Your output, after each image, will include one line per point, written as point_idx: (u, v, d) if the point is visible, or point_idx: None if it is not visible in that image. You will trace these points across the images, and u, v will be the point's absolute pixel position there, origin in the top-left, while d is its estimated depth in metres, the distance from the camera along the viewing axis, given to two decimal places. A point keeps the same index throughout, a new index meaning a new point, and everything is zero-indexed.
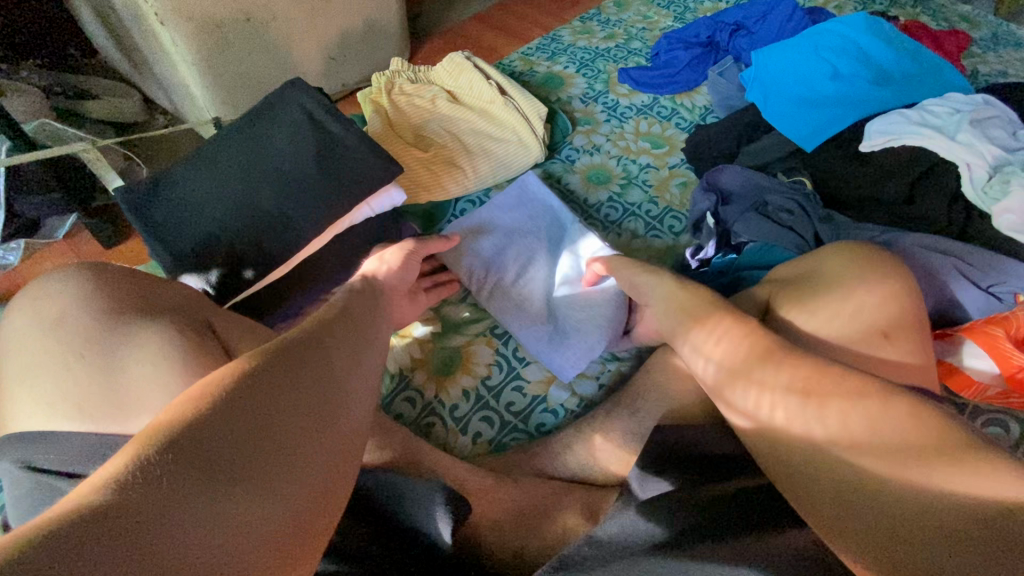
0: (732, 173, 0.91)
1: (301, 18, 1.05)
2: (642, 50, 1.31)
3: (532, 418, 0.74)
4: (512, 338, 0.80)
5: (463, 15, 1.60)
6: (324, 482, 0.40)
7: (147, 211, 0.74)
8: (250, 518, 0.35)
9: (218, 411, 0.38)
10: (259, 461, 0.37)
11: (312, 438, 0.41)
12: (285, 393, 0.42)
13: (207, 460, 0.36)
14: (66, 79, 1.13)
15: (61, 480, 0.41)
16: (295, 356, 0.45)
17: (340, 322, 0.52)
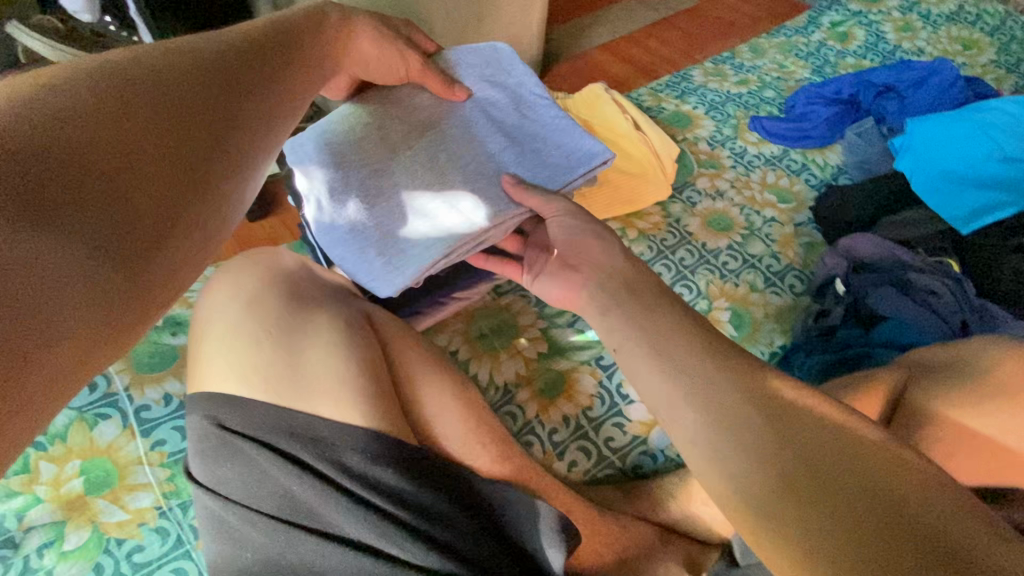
0: (871, 242, 0.87)
1: (455, 35, 1.12)
2: (775, 100, 1.28)
3: (629, 458, 0.74)
4: (617, 372, 0.80)
5: (592, 43, 1.63)
6: (187, 215, 0.40)
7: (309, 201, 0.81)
8: (95, 245, 0.34)
9: (65, 131, 0.35)
10: (106, 192, 0.35)
11: (178, 168, 0.40)
12: (147, 132, 0.39)
13: (43, 178, 0.33)
14: None
15: (245, 441, 0.48)
16: (149, 87, 0.41)
17: (184, 51, 0.47)
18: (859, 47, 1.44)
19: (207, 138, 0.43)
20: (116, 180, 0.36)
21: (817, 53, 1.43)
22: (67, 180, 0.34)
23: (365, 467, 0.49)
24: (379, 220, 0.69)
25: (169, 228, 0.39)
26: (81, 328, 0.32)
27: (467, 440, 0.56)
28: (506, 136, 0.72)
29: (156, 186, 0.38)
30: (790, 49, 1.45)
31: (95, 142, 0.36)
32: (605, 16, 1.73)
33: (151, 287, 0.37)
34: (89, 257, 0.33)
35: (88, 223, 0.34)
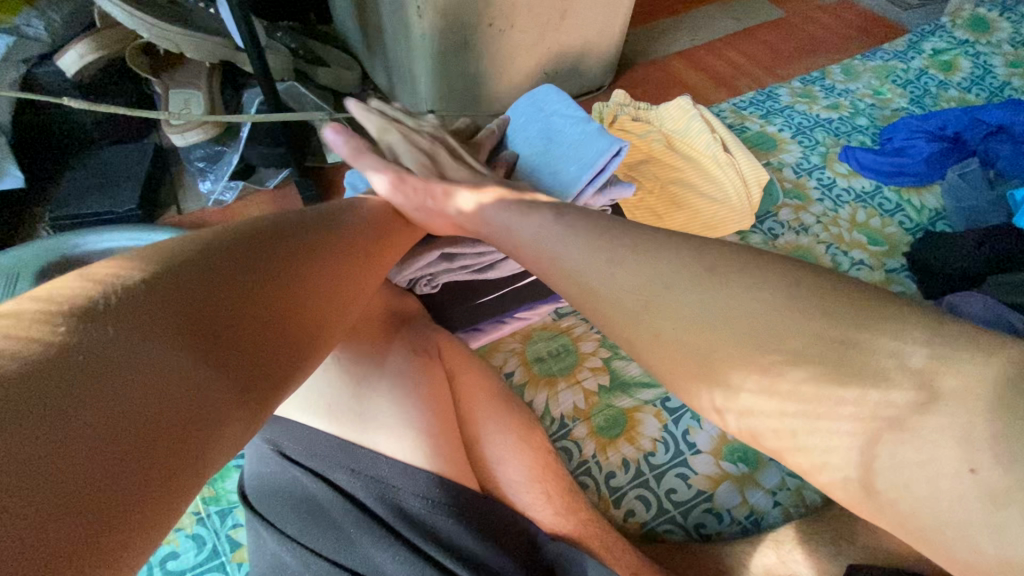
0: (980, 302, 0.78)
1: (535, 31, 1.06)
2: (868, 129, 1.18)
3: (692, 515, 0.67)
4: (683, 418, 0.74)
5: (668, 49, 1.54)
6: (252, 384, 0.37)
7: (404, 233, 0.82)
8: (158, 420, 0.31)
9: (165, 296, 0.35)
10: (260, 326, 0.39)
11: (258, 330, 0.39)
12: (241, 292, 0.39)
13: (217, 312, 0.37)
14: (307, 44, 1.22)
15: (305, 472, 0.44)
16: (261, 253, 0.43)
17: (306, 221, 0.50)
18: (963, 78, 1.32)
19: (296, 304, 0.43)
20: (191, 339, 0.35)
21: (917, 81, 1.32)
22: (234, 319, 0.38)
23: (427, 515, 0.43)
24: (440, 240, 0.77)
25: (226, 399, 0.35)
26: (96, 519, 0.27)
27: (533, 489, 0.51)
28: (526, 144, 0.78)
29: (225, 351, 0.36)
30: (887, 74, 1.34)
31: (189, 304, 0.36)
32: (683, 22, 1.64)
33: (190, 468, 0.32)
34: (155, 428, 0.31)
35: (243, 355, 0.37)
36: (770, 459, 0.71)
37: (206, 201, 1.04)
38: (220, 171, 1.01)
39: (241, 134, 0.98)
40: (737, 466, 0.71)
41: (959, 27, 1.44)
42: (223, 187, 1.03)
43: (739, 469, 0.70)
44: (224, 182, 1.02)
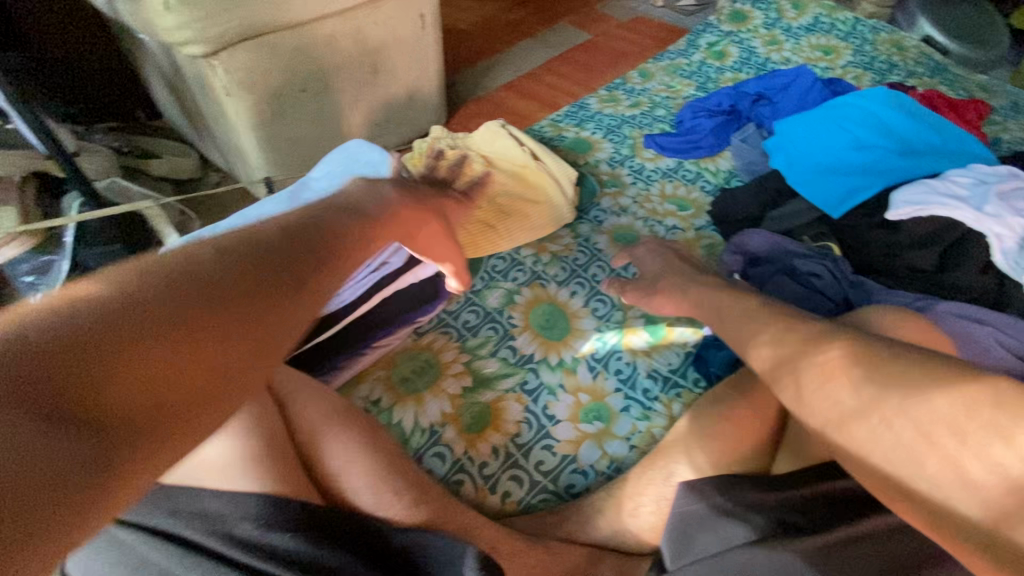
0: (761, 236, 0.92)
1: (350, 88, 1.15)
2: (666, 118, 1.37)
3: (562, 479, 0.74)
4: (542, 395, 0.82)
5: (494, 83, 1.70)
6: (231, 377, 0.37)
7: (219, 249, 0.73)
8: (129, 409, 0.32)
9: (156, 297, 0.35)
10: (238, 314, 0.39)
11: (244, 325, 0.39)
12: (225, 292, 0.39)
13: (197, 301, 0.37)
14: (133, 141, 1.23)
15: (120, 527, 0.46)
16: (245, 254, 0.42)
17: (307, 230, 0.48)
18: (734, 62, 1.57)
19: (279, 305, 0.41)
20: (177, 332, 0.35)
21: (699, 71, 1.55)
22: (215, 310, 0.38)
23: (259, 536, 0.46)
24: None
25: (201, 391, 0.35)
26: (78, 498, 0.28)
27: (380, 490, 0.55)
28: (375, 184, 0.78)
29: (206, 346, 0.36)
30: (675, 70, 1.57)
31: (178, 303, 0.36)
32: (505, 58, 1.82)
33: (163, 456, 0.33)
34: (131, 417, 0.32)
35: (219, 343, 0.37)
36: (621, 410, 0.80)
37: None
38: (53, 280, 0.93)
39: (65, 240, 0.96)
40: (593, 424, 0.78)
41: (724, 22, 1.72)
42: None
43: (596, 426, 0.78)
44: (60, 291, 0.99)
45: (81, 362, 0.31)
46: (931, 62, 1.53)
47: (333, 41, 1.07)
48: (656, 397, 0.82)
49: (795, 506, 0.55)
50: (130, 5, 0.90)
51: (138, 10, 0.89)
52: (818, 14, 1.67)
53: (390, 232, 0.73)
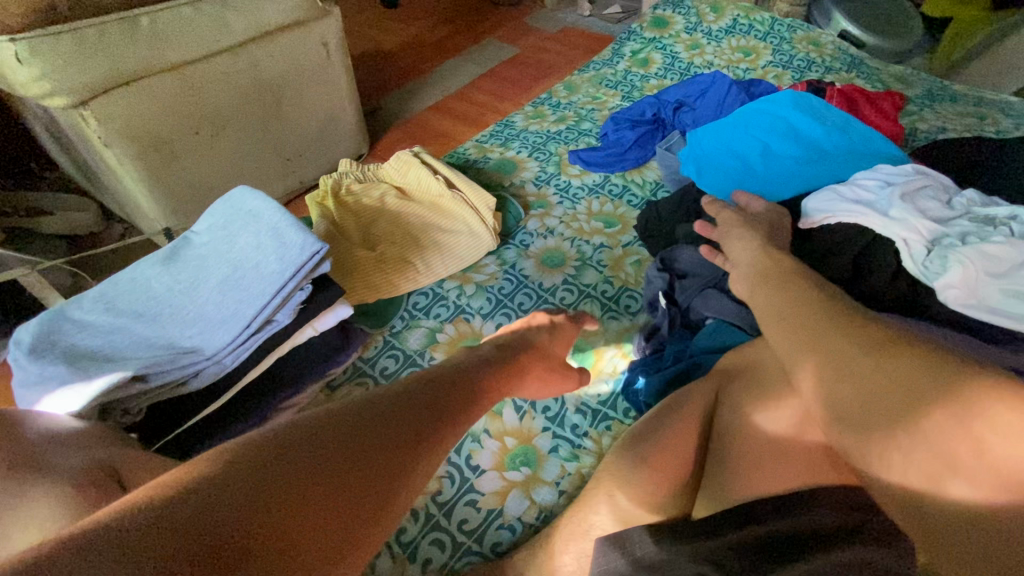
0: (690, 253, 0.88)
1: (253, 124, 1.09)
2: (592, 131, 1.35)
3: (487, 537, 0.68)
4: (465, 443, 0.76)
5: (421, 105, 1.65)
6: (361, 529, 0.39)
7: (81, 315, 0.66)
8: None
9: (296, 458, 0.37)
10: (331, 500, 0.37)
11: (379, 479, 0.41)
12: (366, 448, 0.41)
13: (296, 481, 0.36)
14: (20, 198, 1.14)
15: None
16: (396, 406, 0.45)
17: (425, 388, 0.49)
18: (659, 69, 1.57)
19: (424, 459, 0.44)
20: (315, 491, 0.37)
21: (624, 80, 1.54)
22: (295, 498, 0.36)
23: None
24: (118, 344, 0.64)
25: (338, 553, 0.37)
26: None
27: None
28: (260, 233, 0.72)
29: (342, 501, 0.38)
30: (600, 80, 1.55)
31: (323, 470, 0.38)
32: (432, 79, 1.78)
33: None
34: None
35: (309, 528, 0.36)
36: (549, 451, 0.76)
37: None
38: None
39: None
40: (520, 471, 0.74)
41: (646, 29, 1.72)
42: None
43: (523, 472, 0.74)
44: None
45: (249, 519, 0.33)
46: (848, 56, 1.55)
47: (225, 79, 1.01)
48: (586, 433, 0.77)
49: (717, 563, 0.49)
50: None
51: None
52: (736, 15, 1.69)
53: (274, 286, 0.67)
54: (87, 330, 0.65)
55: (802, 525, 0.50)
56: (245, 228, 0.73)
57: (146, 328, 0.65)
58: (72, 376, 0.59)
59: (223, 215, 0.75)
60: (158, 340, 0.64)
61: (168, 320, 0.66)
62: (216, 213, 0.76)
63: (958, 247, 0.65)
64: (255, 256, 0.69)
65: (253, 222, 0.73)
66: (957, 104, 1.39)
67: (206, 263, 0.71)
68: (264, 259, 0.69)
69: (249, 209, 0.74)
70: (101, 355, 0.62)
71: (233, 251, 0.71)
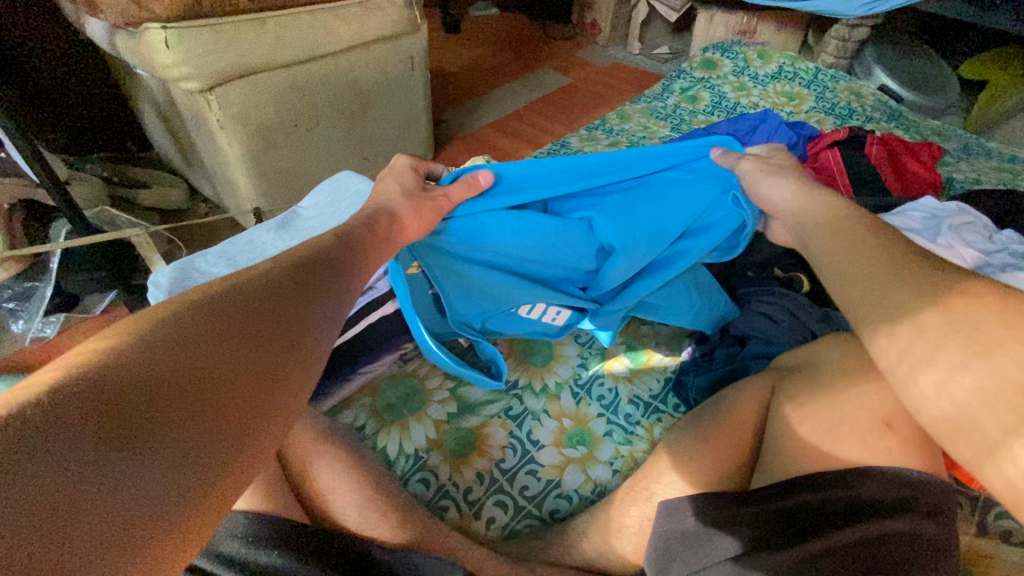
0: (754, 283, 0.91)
1: (342, 123, 1.20)
2: None
3: (546, 503, 0.74)
4: (526, 420, 0.82)
5: (480, 122, 1.78)
6: (250, 398, 0.39)
7: (204, 266, 0.74)
8: (206, 425, 0.36)
9: (165, 336, 0.38)
10: (223, 364, 0.39)
11: (272, 341, 0.43)
12: (241, 319, 0.42)
13: (188, 347, 0.38)
14: (123, 170, 1.25)
15: None
16: (261, 290, 0.46)
17: (303, 277, 0.51)
18: (707, 106, 1.67)
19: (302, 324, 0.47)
20: (212, 351, 0.39)
21: (673, 113, 1.64)
22: (195, 365, 0.37)
23: (248, 553, 0.49)
24: None
25: (253, 403, 0.39)
26: (191, 499, 0.33)
27: (365, 511, 0.56)
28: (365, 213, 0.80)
29: (238, 362, 0.40)
30: (651, 112, 1.65)
31: (203, 343, 0.39)
32: (490, 99, 1.91)
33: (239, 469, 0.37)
34: (206, 431, 0.35)
35: (205, 388, 0.37)
36: (604, 435, 0.81)
37: (23, 341, 0.98)
38: (34, 309, 0.98)
39: (52, 264, 0.97)
40: (577, 449, 0.80)
41: (696, 69, 1.83)
42: (41, 321, 0.99)
43: (580, 451, 0.80)
44: (42, 316, 0.98)
45: (133, 386, 0.34)
46: (888, 107, 1.64)
47: (325, 80, 1.12)
48: (638, 422, 0.83)
49: (773, 519, 0.56)
50: (128, 42, 0.93)
51: (135, 48, 0.92)
52: (782, 63, 1.80)
53: None
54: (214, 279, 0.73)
55: (854, 497, 0.55)
56: (350, 206, 0.82)
57: None
58: None
59: (330, 194, 0.84)
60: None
61: None
62: (323, 191, 0.85)
63: (999, 275, 0.72)
64: None
65: (358, 202, 0.82)
66: (991, 160, 1.46)
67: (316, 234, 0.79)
68: None
69: (355, 191, 0.84)
70: None
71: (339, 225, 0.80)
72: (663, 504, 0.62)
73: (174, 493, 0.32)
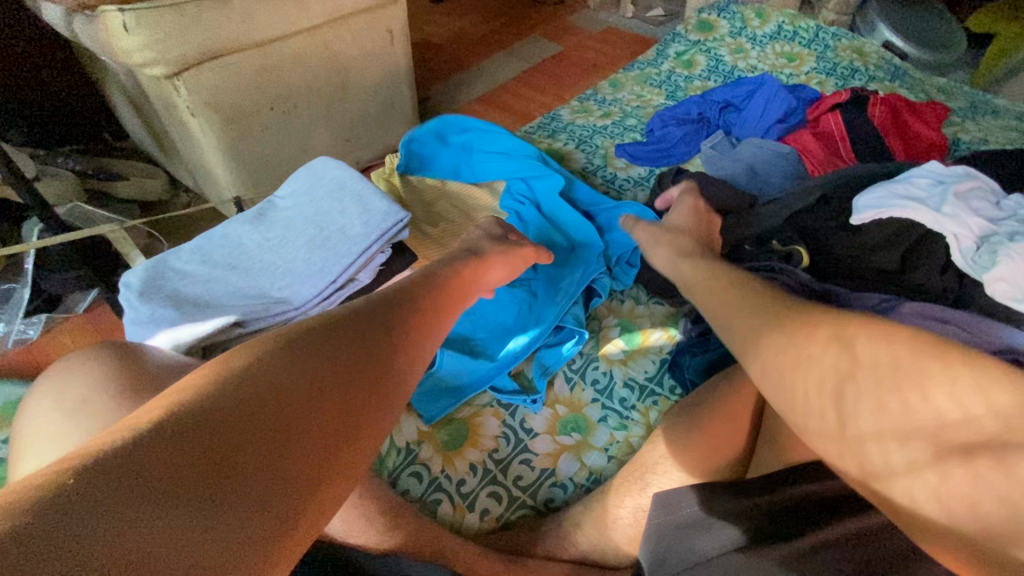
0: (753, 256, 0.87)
1: (320, 104, 1.15)
2: (637, 126, 1.39)
3: (540, 493, 0.73)
4: (518, 408, 0.81)
5: (468, 97, 1.72)
6: (329, 439, 0.41)
7: (180, 268, 0.72)
8: (283, 469, 0.37)
9: (255, 374, 0.41)
10: (303, 406, 0.41)
11: (351, 382, 0.45)
12: (325, 359, 0.45)
13: (275, 390, 0.40)
14: (97, 162, 1.20)
15: None
16: (331, 336, 0.47)
17: (387, 310, 0.53)
18: (703, 70, 1.61)
19: (378, 374, 0.48)
20: (296, 394, 0.41)
21: (668, 80, 1.58)
22: (281, 408, 0.40)
23: None
24: (215, 294, 0.69)
25: (336, 441, 0.41)
26: (272, 531, 0.35)
27: (351, 513, 0.55)
28: (345, 199, 0.77)
29: (321, 400, 0.42)
30: (645, 79, 1.59)
31: (290, 383, 0.41)
32: (477, 71, 1.84)
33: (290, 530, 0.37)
34: (284, 476, 0.37)
35: (291, 432, 0.39)
36: (598, 420, 0.80)
37: (4, 342, 0.96)
38: (13, 310, 0.97)
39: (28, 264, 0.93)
40: (571, 436, 0.78)
41: (691, 32, 1.75)
42: (23, 322, 0.97)
43: (574, 438, 0.78)
44: (24, 317, 0.97)
45: (228, 429, 0.36)
46: (892, 66, 1.57)
47: (300, 59, 1.07)
48: (634, 406, 0.81)
49: (764, 515, 0.55)
50: (87, 26, 0.88)
51: (95, 33, 0.87)
52: (782, 22, 1.71)
53: (365, 241, 0.74)
54: (189, 278, 0.70)
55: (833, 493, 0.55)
56: (331, 194, 0.78)
57: (241, 279, 0.71)
58: (178, 319, 0.64)
59: (306, 182, 0.81)
60: (252, 290, 0.69)
61: (262, 274, 0.71)
62: (299, 177, 0.82)
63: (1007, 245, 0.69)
64: (342, 219, 0.75)
65: (337, 189, 0.79)
66: (999, 118, 1.40)
67: (293, 224, 0.76)
68: (352, 222, 0.75)
69: (335, 176, 0.80)
70: (201, 304, 0.67)
71: (317, 213, 0.77)
72: (655, 499, 0.60)
73: (262, 533, 0.34)
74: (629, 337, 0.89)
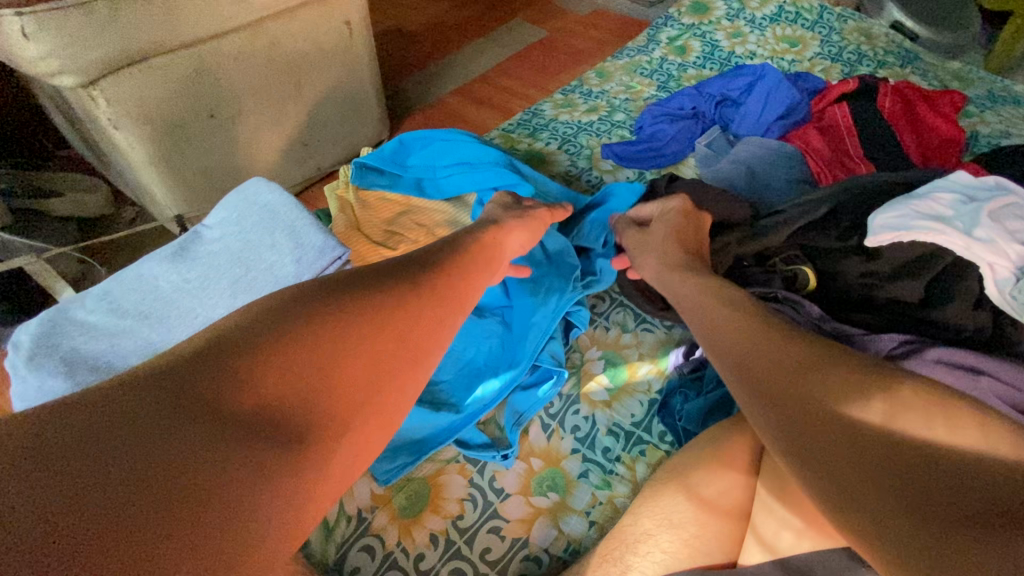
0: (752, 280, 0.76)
1: (270, 108, 1.03)
2: (625, 122, 1.27)
3: (511, 567, 0.64)
4: (488, 463, 0.71)
5: (444, 89, 1.59)
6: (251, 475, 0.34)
7: (79, 320, 0.61)
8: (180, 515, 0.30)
9: (163, 395, 0.34)
10: (220, 433, 0.34)
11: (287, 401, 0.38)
12: (257, 372, 0.37)
13: (186, 413, 0.34)
14: (25, 176, 1.09)
15: None
16: (269, 337, 0.40)
17: (352, 304, 0.45)
18: (697, 57, 1.48)
19: (326, 389, 0.40)
20: (213, 418, 0.34)
21: (660, 69, 1.45)
22: (187, 440, 0.33)
23: None
24: (120, 352, 0.59)
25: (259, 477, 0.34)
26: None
27: None
28: (277, 232, 0.67)
29: (242, 430, 0.35)
30: (635, 68, 1.46)
31: (204, 406, 0.34)
32: (455, 60, 1.70)
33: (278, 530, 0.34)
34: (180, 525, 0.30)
35: (199, 466, 0.32)
36: (579, 476, 0.70)
37: None
38: None
39: None
40: (548, 496, 0.69)
41: (685, 14, 1.61)
42: None
43: (550, 499, 0.69)
44: None
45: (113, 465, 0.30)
46: (903, 50, 1.44)
47: (242, 59, 0.95)
48: (619, 458, 0.72)
49: None
50: None
51: None
52: (783, 2, 1.58)
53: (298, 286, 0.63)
54: (92, 332, 0.60)
55: None
56: (261, 226, 0.68)
57: (151, 333, 0.61)
58: (74, 388, 0.55)
59: (233, 209, 0.70)
60: (163, 345, 0.59)
61: (177, 325, 0.61)
62: (226, 204, 0.71)
63: None
64: (272, 257, 0.65)
65: (268, 220, 0.68)
66: (1020, 108, 1.28)
67: (216, 262, 0.66)
68: (285, 261, 0.65)
69: (267, 204, 0.69)
70: (103, 366, 0.58)
71: (244, 250, 0.66)
72: None
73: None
74: (614, 373, 0.79)
